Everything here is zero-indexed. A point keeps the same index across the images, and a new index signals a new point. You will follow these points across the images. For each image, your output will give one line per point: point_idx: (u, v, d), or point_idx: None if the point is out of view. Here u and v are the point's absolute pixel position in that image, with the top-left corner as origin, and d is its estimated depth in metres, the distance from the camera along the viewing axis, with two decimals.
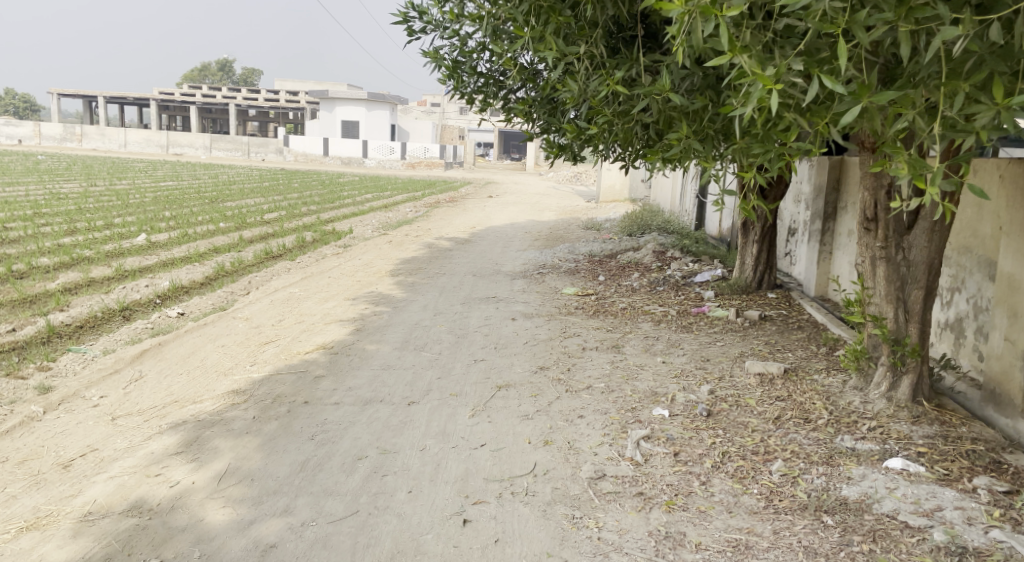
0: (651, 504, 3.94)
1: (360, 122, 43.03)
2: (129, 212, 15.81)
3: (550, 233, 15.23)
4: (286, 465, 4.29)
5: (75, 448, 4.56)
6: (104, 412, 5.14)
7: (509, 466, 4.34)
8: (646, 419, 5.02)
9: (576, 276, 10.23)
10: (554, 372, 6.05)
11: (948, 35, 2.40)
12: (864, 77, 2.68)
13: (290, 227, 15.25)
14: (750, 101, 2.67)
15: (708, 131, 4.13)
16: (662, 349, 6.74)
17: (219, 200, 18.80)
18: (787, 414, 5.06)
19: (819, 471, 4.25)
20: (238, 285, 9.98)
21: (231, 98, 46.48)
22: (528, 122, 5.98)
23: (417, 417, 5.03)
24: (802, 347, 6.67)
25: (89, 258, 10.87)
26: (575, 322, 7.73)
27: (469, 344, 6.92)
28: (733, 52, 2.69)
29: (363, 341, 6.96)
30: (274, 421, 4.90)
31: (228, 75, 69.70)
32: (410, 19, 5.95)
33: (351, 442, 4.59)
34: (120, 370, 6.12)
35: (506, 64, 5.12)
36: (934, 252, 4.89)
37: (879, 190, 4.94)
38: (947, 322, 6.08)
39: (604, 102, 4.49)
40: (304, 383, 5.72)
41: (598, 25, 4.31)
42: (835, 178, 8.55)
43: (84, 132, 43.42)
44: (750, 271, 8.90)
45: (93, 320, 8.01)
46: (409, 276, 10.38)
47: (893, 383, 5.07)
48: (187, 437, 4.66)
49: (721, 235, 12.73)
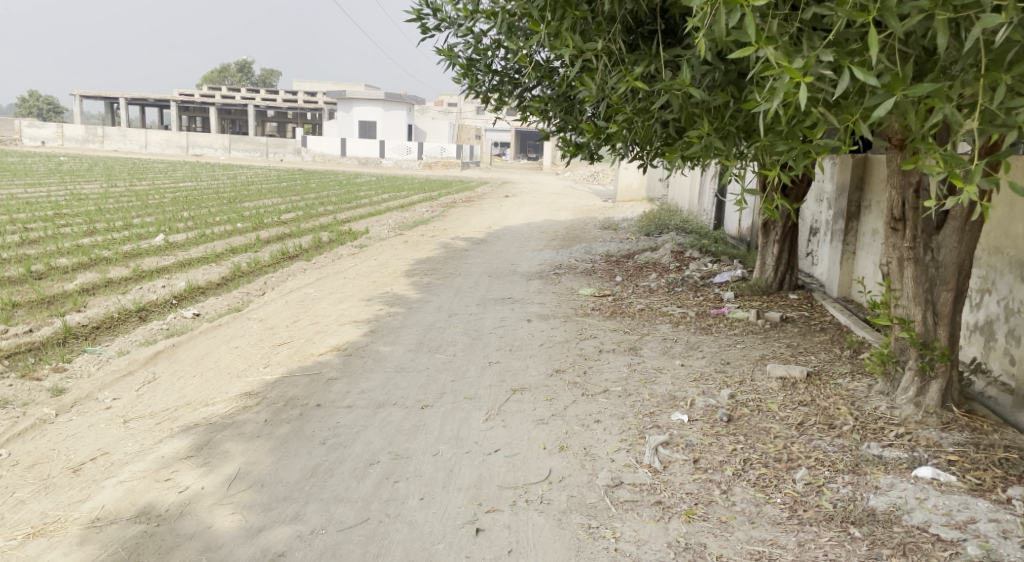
0: (670, 514, 3.82)
1: (377, 122, 43.16)
2: (148, 212, 15.88)
3: (566, 233, 15.13)
4: (298, 471, 4.20)
5: (86, 451, 4.49)
6: (116, 414, 5.08)
7: (523, 472, 4.23)
8: (665, 424, 4.90)
9: (593, 276, 10.10)
10: (571, 375, 5.93)
11: (989, 23, 2.26)
12: (898, 69, 2.56)
13: (307, 227, 15.24)
14: (776, 95, 2.55)
15: (730, 128, 4.00)
16: (681, 352, 6.60)
17: (237, 201, 18.87)
18: (811, 420, 4.92)
19: (845, 480, 4.11)
20: (254, 286, 9.94)
21: (250, 99, 46.77)
22: (544, 120, 5.87)
23: (429, 421, 4.93)
24: (824, 350, 6.51)
25: (107, 259, 10.88)
26: (592, 324, 7.60)
27: (484, 346, 6.82)
28: (759, 43, 2.56)
29: (377, 343, 6.88)
30: (286, 425, 4.82)
31: (248, 77, 70.44)
32: (424, 17, 5.86)
33: (363, 447, 4.50)
34: (134, 371, 6.07)
35: (522, 61, 5.01)
36: (965, 252, 4.71)
37: (906, 188, 4.79)
38: (977, 324, 5.91)
39: (623, 100, 4.36)
40: (316, 386, 5.64)
41: (617, 19, 4.17)
42: (859, 176, 8.37)
43: (105, 134, 43.80)
44: (771, 272, 8.73)
45: (109, 321, 7.99)
46: (424, 277, 10.30)
47: (921, 388, 4.90)
48: (198, 440, 4.58)
49: (741, 234, 12.55)
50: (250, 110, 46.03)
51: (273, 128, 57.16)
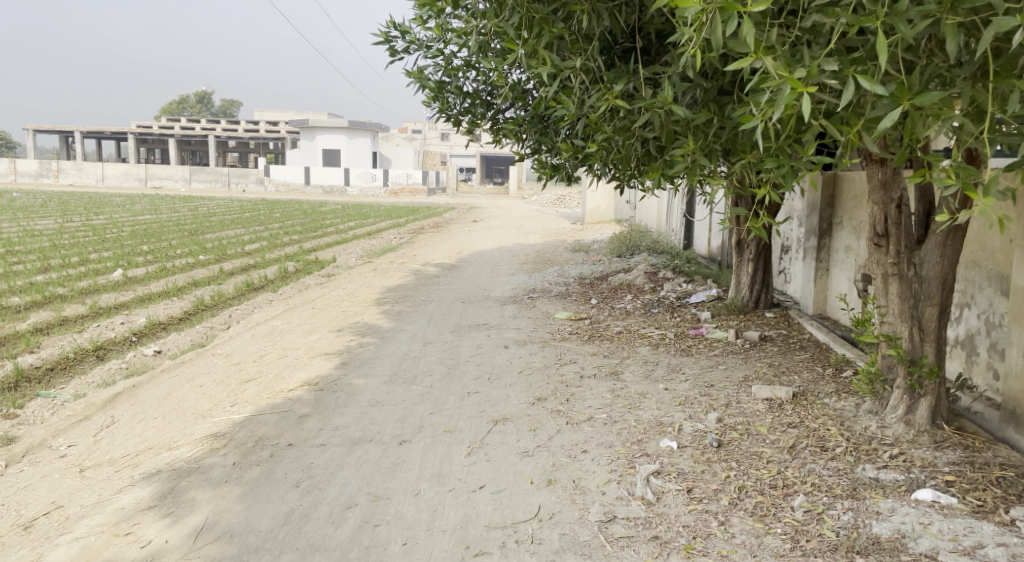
0: (669, 550, 3.66)
1: (342, 150, 42.84)
2: (105, 247, 15.37)
3: (538, 256, 14.95)
4: (269, 518, 3.93)
5: (38, 505, 4.18)
6: (72, 463, 4.77)
7: (513, 510, 4.02)
8: (654, 452, 4.72)
9: (568, 300, 9.95)
10: (553, 403, 5.72)
11: (1003, 25, 2.25)
12: (904, 77, 2.53)
13: (272, 257, 14.87)
14: (777, 106, 2.47)
15: (714, 146, 3.95)
16: (663, 375, 6.43)
17: (199, 233, 18.44)
18: (802, 443, 4.76)
19: (845, 506, 3.97)
20: (218, 319, 9.61)
21: (211, 130, 46.16)
22: (518, 143, 5.74)
23: (409, 458, 4.70)
24: (808, 369, 6.39)
25: (61, 296, 10.47)
26: (571, 348, 7.43)
27: (461, 375, 6.60)
28: (758, 53, 2.49)
29: (350, 375, 6.62)
30: (255, 468, 4.55)
31: (207, 108, 70.11)
32: (391, 39, 5.69)
33: (340, 488, 4.26)
34: (91, 416, 5.74)
35: (495, 81, 4.89)
36: (948, 267, 4.63)
37: (889, 204, 4.68)
38: (958, 339, 5.83)
39: (602, 119, 4.26)
40: (287, 424, 5.36)
41: (594, 37, 4.06)
42: (830, 193, 8.28)
43: (60, 169, 42.71)
44: (746, 291, 8.65)
45: (64, 362, 7.61)
46: (395, 305, 10.05)
47: (910, 406, 4.80)
48: (161, 488, 4.29)
49: (712, 254, 12.53)
50: (211, 141, 45.51)
51: (234, 159, 56.70)
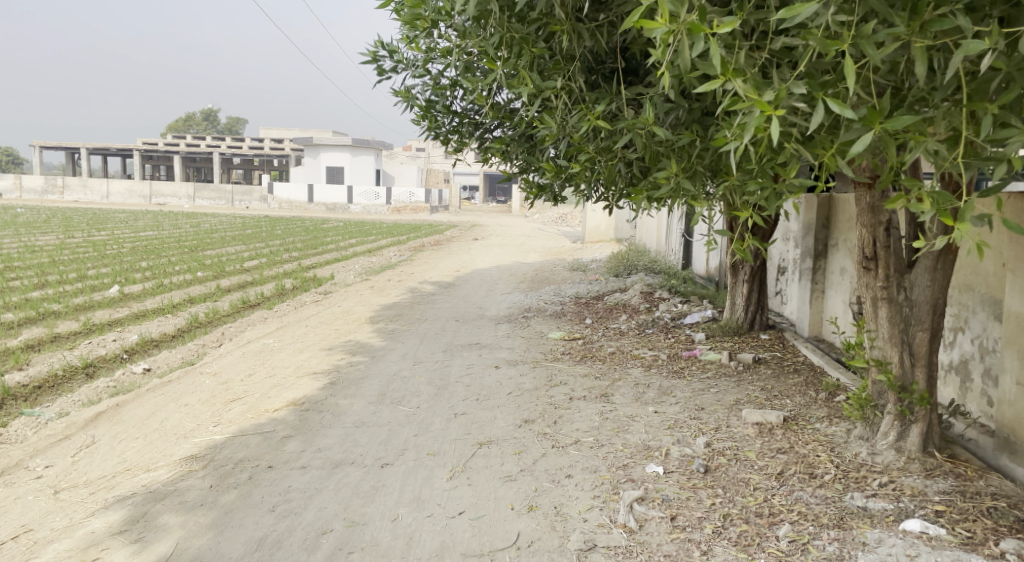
0: None
1: (345, 168, 42.95)
2: (104, 263, 15.34)
3: (536, 275, 14.89)
4: (241, 544, 3.86)
5: (7, 529, 4.10)
6: (47, 485, 4.69)
7: (491, 538, 3.94)
8: (639, 478, 4.63)
9: (562, 319, 9.87)
10: (540, 426, 5.63)
11: (972, 48, 2.23)
12: (876, 101, 2.49)
13: (270, 274, 14.82)
14: (747, 129, 2.43)
15: (697, 168, 3.88)
16: (653, 398, 6.34)
17: (199, 249, 18.42)
18: (791, 469, 4.67)
19: (831, 535, 3.88)
20: (211, 337, 9.55)
21: (216, 147, 46.32)
22: (506, 162, 5.70)
23: (389, 482, 4.61)
24: (800, 393, 6.30)
25: (56, 312, 10.42)
26: (562, 369, 7.35)
27: (449, 396, 6.51)
28: (726, 76, 2.45)
29: (336, 396, 6.54)
30: (232, 491, 4.47)
31: (212, 125, 70.58)
32: (379, 59, 5.66)
33: (316, 513, 4.17)
34: (71, 436, 5.66)
35: (479, 100, 4.85)
36: (938, 292, 4.54)
37: (877, 227, 4.60)
38: (952, 364, 5.74)
39: (585, 139, 4.21)
40: (268, 445, 5.28)
41: (575, 57, 4.03)
42: (824, 215, 8.21)
43: (65, 184, 42.77)
44: (741, 312, 8.56)
45: (53, 379, 7.54)
46: (388, 324, 9.98)
47: (901, 433, 4.69)
48: (134, 512, 4.21)
49: (710, 274, 12.44)
50: (216, 158, 45.66)
51: (240, 175, 57.03)
